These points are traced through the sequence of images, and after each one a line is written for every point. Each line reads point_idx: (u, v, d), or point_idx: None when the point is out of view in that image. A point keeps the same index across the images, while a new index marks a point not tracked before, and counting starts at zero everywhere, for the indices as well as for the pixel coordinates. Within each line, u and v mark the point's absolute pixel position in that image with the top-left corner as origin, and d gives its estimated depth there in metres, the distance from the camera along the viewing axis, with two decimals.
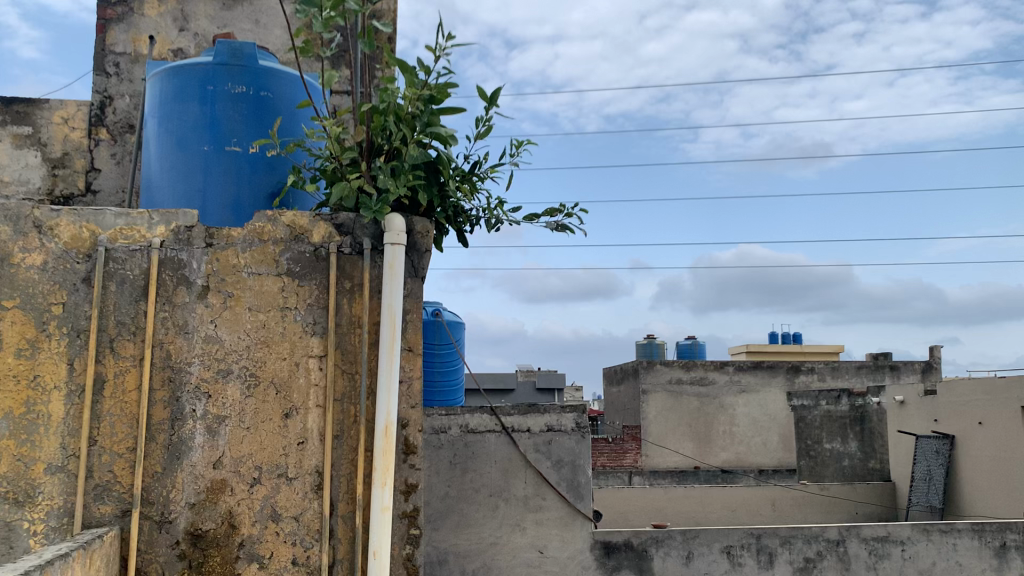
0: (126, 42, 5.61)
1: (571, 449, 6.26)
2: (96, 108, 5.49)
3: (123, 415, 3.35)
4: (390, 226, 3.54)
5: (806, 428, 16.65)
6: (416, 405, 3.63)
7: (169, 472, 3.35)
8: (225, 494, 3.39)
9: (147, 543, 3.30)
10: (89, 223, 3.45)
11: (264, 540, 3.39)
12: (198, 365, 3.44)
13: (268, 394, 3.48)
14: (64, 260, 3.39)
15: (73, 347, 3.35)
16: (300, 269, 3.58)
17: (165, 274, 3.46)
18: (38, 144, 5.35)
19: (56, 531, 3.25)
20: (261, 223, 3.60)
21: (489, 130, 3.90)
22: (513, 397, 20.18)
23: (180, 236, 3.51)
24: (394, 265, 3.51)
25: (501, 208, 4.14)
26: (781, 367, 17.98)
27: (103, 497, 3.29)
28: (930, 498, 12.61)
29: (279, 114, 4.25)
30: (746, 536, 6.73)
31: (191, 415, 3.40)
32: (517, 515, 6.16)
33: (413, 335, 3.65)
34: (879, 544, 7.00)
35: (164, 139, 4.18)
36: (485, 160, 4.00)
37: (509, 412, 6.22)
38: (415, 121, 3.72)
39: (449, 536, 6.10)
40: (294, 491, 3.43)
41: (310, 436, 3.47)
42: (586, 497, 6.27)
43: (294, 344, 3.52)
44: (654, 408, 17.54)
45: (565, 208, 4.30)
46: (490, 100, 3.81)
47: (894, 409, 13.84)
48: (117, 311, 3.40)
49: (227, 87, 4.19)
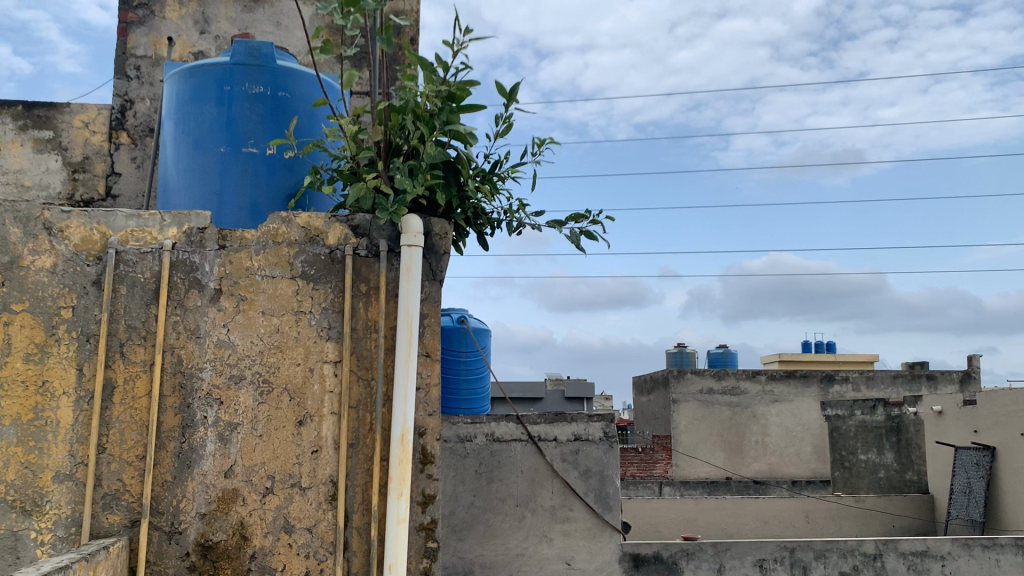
0: (146, 45, 5.55)
1: (599, 459, 6.10)
2: (116, 112, 5.41)
3: (133, 421, 3.26)
4: (408, 227, 3.42)
5: (840, 439, 16.30)
6: (434, 413, 3.50)
7: (179, 480, 3.25)
8: (237, 504, 3.28)
9: (157, 554, 3.20)
10: (100, 224, 3.37)
11: (277, 552, 3.28)
12: (210, 371, 3.33)
13: (281, 400, 3.37)
14: (74, 263, 3.31)
15: (82, 352, 3.27)
16: (316, 272, 3.47)
17: (177, 277, 3.37)
18: (59, 148, 5.33)
19: (64, 541, 3.16)
20: (274, 225, 3.49)
21: (509, 127, 3.78)
22: (541, 405, 20.02)
23: (192, 238, 3.42)
24: (410, 268, 3.40)
25: (523, 211, 4.01)
26: (814, 376, 17.62)
27: (112, 506, 3.20)
28: (971, 512, 12.26)
29: (296, 114, 4.16)
30: (780, 549, 6.56)
31: (202, 422, 3.30)
32: (544, 525, 6.00)
33: (430, 340, 3.53)
34: (918, 559, 6.89)
35: (181, 140, 4.10)
36: (506, 160, 3.86)
37: (535, 421, 6.09)
38: (433, 120, 3.61)
39: (474, 546, 5.96)
40: (307, 501, 3.32)
41: (324, 444, 3.36)
42: (615, 508, 6.11)
43: (309, 349, 3.41)
44: (685, 418, 17.28)
45: (592, 215, 4.10)
46: (511, 96, 3.67)
47: (931, 419, 13.45)
48: (127, 315, 3.31)
49: (244, 87, 4.11)
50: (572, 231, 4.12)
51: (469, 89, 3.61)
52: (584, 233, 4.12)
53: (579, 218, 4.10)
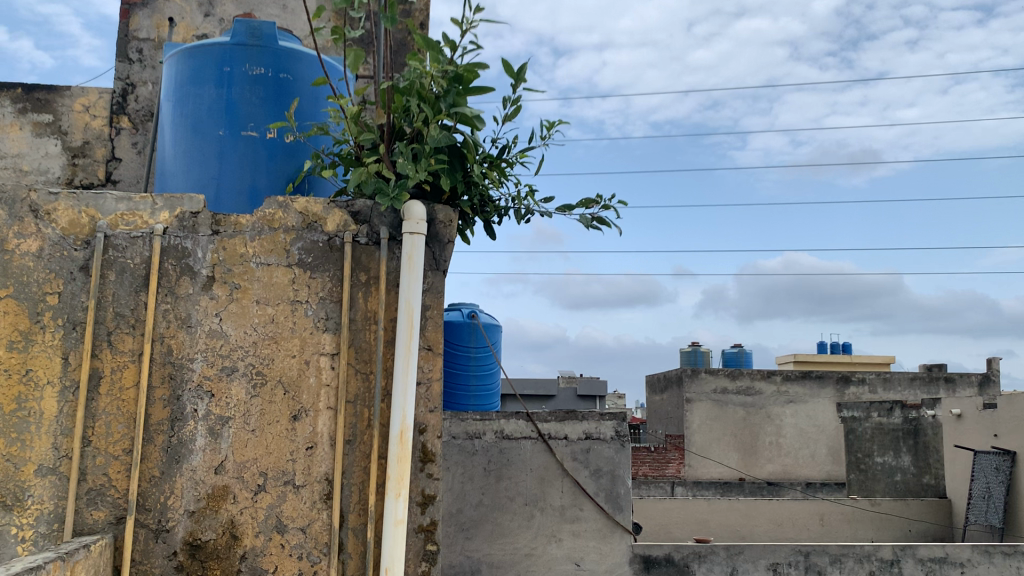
0: (149, 27, 5.41)
1: (610, 458, 5.92)
2: (118, 96, 5.27)
3: (120, 414, 3.11)
4: (410, 214, 3.25)
5: (857, 441, 15.98)
6: (435, 409, 3.34)
7: (167, 476, 3.10)
8: (227, 502, 3.13)
9: (143, 553, 3.06)
10: (89, 207, 3.22)
11: (268, 553, 3.13)
12: (201, 362, 3.19)
13: (275, 394, 3.22)
14: (61, 247, 3.17)
15: (68, 340, 3.13)
16: (313, 260, 3.31)
17: (168, 263, 3.22)
18: (59, 133, 5.20)
19: (46, 538, 3.02)
20: (271, 209, 3.34)
21: (517, 110, 3.61)
22: (554, 403, 19.92)
23: (185, 222, 3.27)
24: (412, 257, 3.23)
25: (532, 198, 3.84)
26: (830, 376, 17.38)
27: (96, 502, 3.05)
28: (989, 517, 12.04)
29: (298, 96, 4.01)
30: (794, 554, 6.50)
31: (192, 415, 3.15)
32: (552, 525, 5.82)
33: (432, 332, 3.37)
34: (937, 565, 6.96)
35: (178, 123, 3.95)
36: (514, 145, 3.69)
37: (546, 419, 5.92)
38: (438, 102, 3.44)
39: (482, 545, 5.79)
40: (301, 500, 3.16)
41: (319, 440, 3.20)
42: (626, 509, 5.91)
43: (305, 341, 3.26)
44: (698, 417, 17.08)
45: (603, 200, 3.92)
46: (520, 77, 3.50)
47: (950, 422, 13.16)
48: (116, 302, 3.17)
49: (244, 69, 3.96)
50: (583, 217, 3.94)
51: (477, 71, 3.44)
52: (596, 219, 3.94)
53: (590, 204, 3.92)
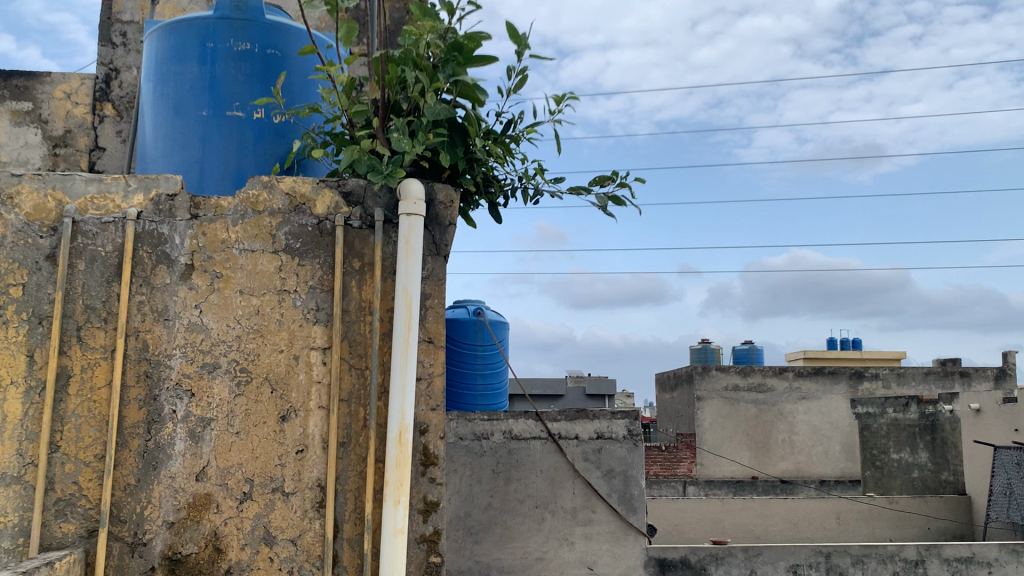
0: (133, 10, 5.22)
1: (622, 458, 5.62)
2: (101, 82, 5.04)
3: (91, 416, 2.83)
4: (407, 193, 2.97)
5: (871, 437, 15.74)
6: (437, 407, 3.05)
7: (144, 485, 2.82)
8: (210, 512, 2.85)
9: (117, 569, 2.78)
10: (55, 190, 2.94)
11: (255, 567, 2.85)
12: (180, 358, 2.91)
13: (261, 393, 2.93)
14: (25, 234, 2.90)
15: (34, 336, 2.85)
16: (302, 245, 3.03)
17: (142, 250, 2.94)
18: (39, 121, 4.90)
19: (10, 554, 2.73)
20: (255, 191, 3.05)
21: (523, 80, 3.31)
22: (561, 403, 19.61)
23: (161, 206, 2.98)
24: (409, 241, 2.95)
25: (541, 176, 3.55)
26: (843, 371, 17.02)
27: (66, 514, 2.77)
28: (1011, 514, 11.66)
29: (287, 74, 3.73)
30: (815, 555, 6.21)
31: (171, 417, 2.87)
32: (564, 528, 5.52)
33: (433, 324, 3.08)
34: (964, 565, 6.66)
35: (160, 104, 3.66)
36: (520, 119, 3.40)
37: (555, 417, 5.62)
38: (437, 73, 3.14)
39: (491, 549, 5.51)
40: (291, 509, 2.88)
41: (311, 443, 2.92)
42: (640, 511, 5.62)
43: (294, 335, 2.98)
44: (710, 416, 16.78)
45: (618, 177, 3.61)
46: (524, 42, 3.22)
47: (969, 417, 12.78)
48: (85, 294, 2.89)
49: (229, 44, 3.67)
50: (599, 197, 3.64)
51: (478, 39, 3.15)
52: (611, 199, 3.64)
53: (605, 182, 3.62)
